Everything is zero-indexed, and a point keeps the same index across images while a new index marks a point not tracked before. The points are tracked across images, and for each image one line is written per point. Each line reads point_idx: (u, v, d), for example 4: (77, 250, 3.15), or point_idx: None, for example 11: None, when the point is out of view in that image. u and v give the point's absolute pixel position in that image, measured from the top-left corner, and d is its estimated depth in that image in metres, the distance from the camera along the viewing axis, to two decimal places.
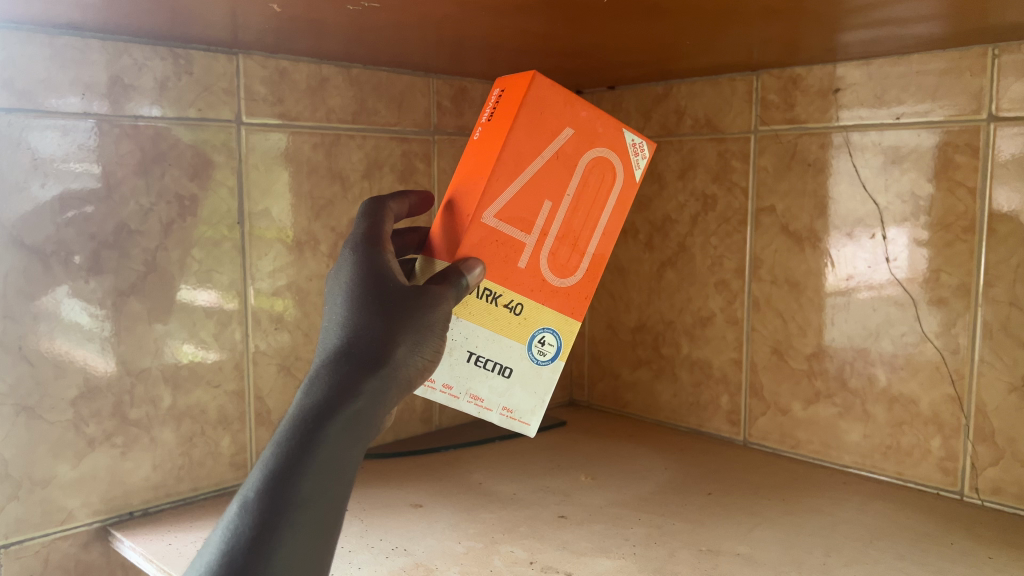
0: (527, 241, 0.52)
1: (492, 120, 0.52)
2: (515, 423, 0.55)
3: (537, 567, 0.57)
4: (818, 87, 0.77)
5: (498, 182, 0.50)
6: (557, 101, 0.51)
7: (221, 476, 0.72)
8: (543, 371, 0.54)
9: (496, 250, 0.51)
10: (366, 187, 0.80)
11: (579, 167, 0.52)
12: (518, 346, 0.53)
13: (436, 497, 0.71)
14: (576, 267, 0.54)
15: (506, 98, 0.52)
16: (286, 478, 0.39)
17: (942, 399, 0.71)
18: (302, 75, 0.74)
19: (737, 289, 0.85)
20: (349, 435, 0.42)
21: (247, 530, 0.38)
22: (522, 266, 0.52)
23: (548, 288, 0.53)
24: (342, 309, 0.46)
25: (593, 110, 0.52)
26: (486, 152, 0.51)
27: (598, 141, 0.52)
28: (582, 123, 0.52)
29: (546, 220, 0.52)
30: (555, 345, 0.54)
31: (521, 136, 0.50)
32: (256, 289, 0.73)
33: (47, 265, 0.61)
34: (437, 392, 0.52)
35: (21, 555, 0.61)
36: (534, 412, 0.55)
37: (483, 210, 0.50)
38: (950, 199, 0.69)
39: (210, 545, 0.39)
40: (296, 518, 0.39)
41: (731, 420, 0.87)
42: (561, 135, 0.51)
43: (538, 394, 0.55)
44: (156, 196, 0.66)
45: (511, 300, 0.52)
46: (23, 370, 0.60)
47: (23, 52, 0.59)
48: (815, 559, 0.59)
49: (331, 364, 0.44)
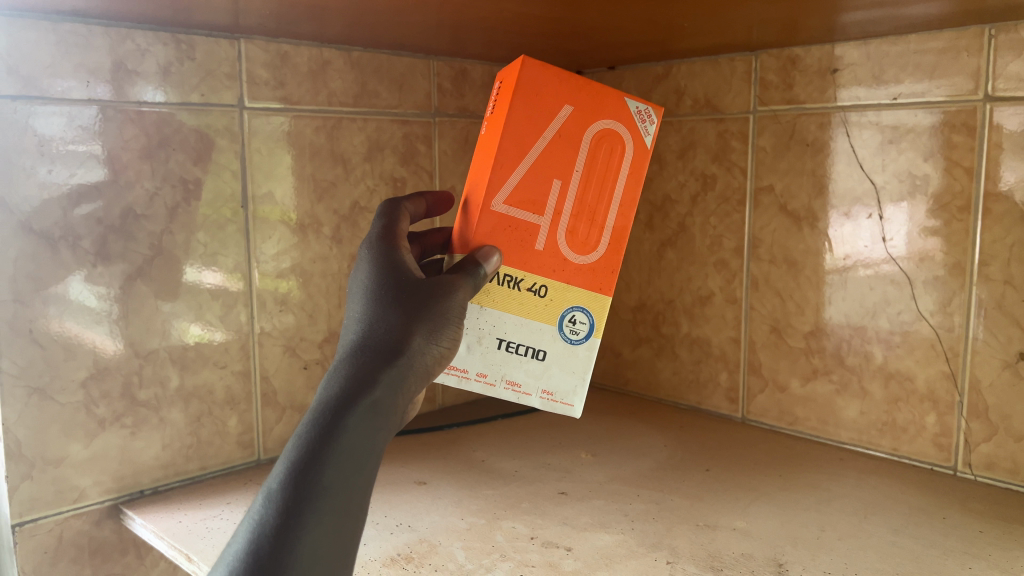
0: (541, 222, 0.52)
1: (495, 111, 0.53)
2: (558, 405, 0.55)
3: (538, 542, 0.59)
4: (817, 66, 0.77)
5: (503, 169, 0.51)
6: (552, 82, 0.51)
7: (228, 455, 0.73)
8: (578, 351, 0.55)
9: (510, 236, 0.52)
10: (367, 169, 0.80)
11: (584, 143, 0.52)
12: (548, 328, 0.54)
13: (439, 474, 0.72)
14: (597, 242, 0.54)
15: (505, 87, 0.53)
16: (309, 467, 0.40)
17: (938, 376, 0.72)
18: (303, 58, 0.75)
19: (736, 269, 0.86)
20: (370, 425, 0.42)
21: (272, 518, 0.38)
22: (541, 248, 0.53)
23: (571, 265, 0.54)
24: (360, 304, 0.47)
25: (590, 84, 0.52)
26: (491, 142, 0.52)
27: (600, 115, 0.52)
28: (581, 100, 0.52)
29: (558, 199, 0.52)
30: (587, 323, 0.55)
31: (519, 121, 0.51)
32: (261, 271, 0.74)
33: (55, 250, 0.62)
34: (473, 382, 0.54)
35: (35, 533, 0.62)
36: (575, 392, 0.55)
37: (492, 199, 0.51)
38: (946, 178, 0.70)
39: (235, 537, 0.39)
40: (320, 506, 0.39)
41: (730, 398, 0.88)
42: (560, 114, 0.52)
43: (576, 374, 0.55)
44: (161, 180, 0.67)
45: (535, 284, 0.53)
46: (34, 353, 0.61)
47: (27, 38, 0.59)
48: (810, 534, 0.61)
49: (350, 358, 0.45)
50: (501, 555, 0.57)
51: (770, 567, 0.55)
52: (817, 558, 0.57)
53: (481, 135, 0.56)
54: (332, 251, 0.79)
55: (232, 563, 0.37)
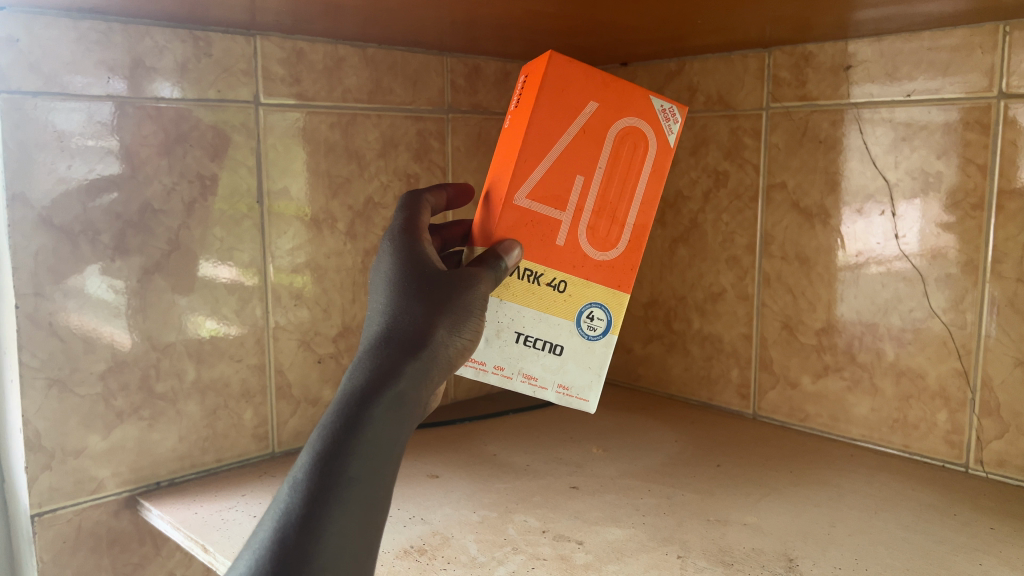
0: (563, 218, 0.53)
1: (519, 106, 0.54)
2: (574, 400, 0.56)
3: (549, 536, 0.59)
4: (830, 64, 0.77)
5: (527, 163, 0.52)
6: (578, 78, 0.52)
7: (243, 448, 0.74)
8: (595, 347, 0.56)
9: (532, 230, 0.52)
10: (382, 165, 0.81)
11: (608, 140, 0.53)
12: (567, 323, 0.55)
13: (451, 468, 0.73)
14: (617, 239, 0.54)
15: (530, 83, 0.53)
16: (335, 457, 0.40)
17: (949, 373, 0.72)
18: (318, 55, 0.75)
19: (748, 265, 0.86)
20: (394, 416, 0.43)
21: (298, 507, 0.39)
22: (561, 244, 0.53)
23: (591, 262, 0.54)
24: (382, 297, 0.48)
25: (615, 82, 0.53)
26: (516, 137, 0.53)
27: (625, 112, 0.53)
28: (607, 97, 0.52)
29: (580, 195, 0.53)
30: (605, 319, 0.55)
31: (545, 116, 0.51)
32: (276, 266, 0.75)
33: (75, 244, 0.62)
34: (490, 374, 0.54)
35: (54, 523, 0.64)
36: (591, 387, 0.56)
37: (515, 193, 0.52)
38: (959, 176, 0.70)
39: (261, 526, 0.40)
40: (346, 496, 0.40)
41: (741, 394, 0.88)
42: (586, 110, 0.52)
43: (593, 370, 0.56)
44: (178, 175, 0.67)
45: (554, 279, 0.54)
46: (55, 345, 0.62)
47: (48, 35, 0.60)
48: (821, 529, 0.61)
49: (374, 350, 0.45)
50: (512, 548, 0.57)
51: (780, 562, 0.56)
52: (827, 554, 0.57)
53: (504, 129, 0.56)
54: (347, 247, 0.79)
55: (259, 551, 0.38)
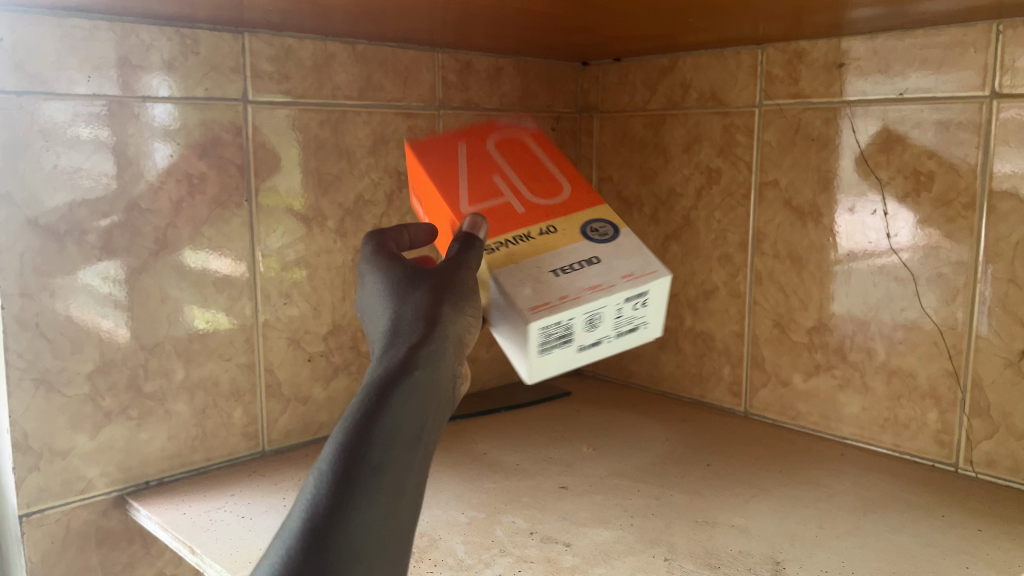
0: (506, 199, 0.57)
1: (421, 197, 0.60)
2: (645, 278, 0.53)
3: (537, 538, 0.59)
4: (823, 60, 0.77)
5: (450, 194, 0.56)
6: (418, 145, 0.60)
7: (233, 447, 0.74)
8: (620, 242, 0.56)
9: (495, 217, 0.56)
10: (372, 162, 0.81)
11: (495, 150, 0.61)
12: (582, 242, 0.56)
13: (441, 467, 0.73)
14: (558, 187, 0.60)
15: (412, 181, 0.60)
16: (358, 447, 0.39)
17: (940, 373, 0.72)
18: (307, 52, 0.75)
19: (740, 263, 0.85)
20: (415, 405, 0.42)
21: (325, 494, 0.37)
22: (523, 211, 0.57)
23: (557, 207, 0.58)
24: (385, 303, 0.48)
25: (459, 132, 0.62)
26: (433, 204, 0.58)
27: (491, 136, 0.63)
28: (461, 137, 0.62)
29: (504, 184, 0.59)
30: (607, 224, 0.57)
31: (434, 167, 0.59)
32: (266, 262, 0.74)
33: (62, 244, 0.62)
34: (565, 304, 0.50)
35: (42, 523, 0.63)
36: (648, 264, 0.54)
37: (459, 208, 0.56)
38: (951, 176, 0.69)
39: (288, 523, 0.37)
40: (371, 485, 0.38)
41: (733, 392, 0.88)
42: (462, 150, 0.61)
43: (637, 255, 0.55)
44: (166, 174, 0.67)
45: (542, 228, 0.56)
46: (42, 346, 0.62)
47: (32, 34, 0.60)
48: (809, 531, 0.61)
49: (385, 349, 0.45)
50: (499, 550, 0.57)
51: (767, 565, 0.56)
52: (815, 557, 0.57)
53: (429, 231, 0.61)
54: (337, 244, 0.79)
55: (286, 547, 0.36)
